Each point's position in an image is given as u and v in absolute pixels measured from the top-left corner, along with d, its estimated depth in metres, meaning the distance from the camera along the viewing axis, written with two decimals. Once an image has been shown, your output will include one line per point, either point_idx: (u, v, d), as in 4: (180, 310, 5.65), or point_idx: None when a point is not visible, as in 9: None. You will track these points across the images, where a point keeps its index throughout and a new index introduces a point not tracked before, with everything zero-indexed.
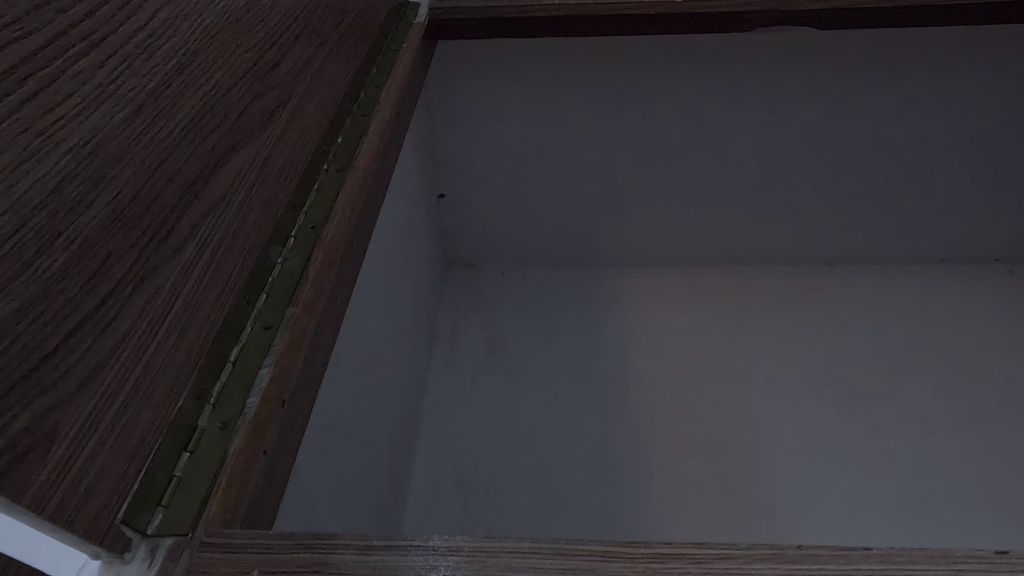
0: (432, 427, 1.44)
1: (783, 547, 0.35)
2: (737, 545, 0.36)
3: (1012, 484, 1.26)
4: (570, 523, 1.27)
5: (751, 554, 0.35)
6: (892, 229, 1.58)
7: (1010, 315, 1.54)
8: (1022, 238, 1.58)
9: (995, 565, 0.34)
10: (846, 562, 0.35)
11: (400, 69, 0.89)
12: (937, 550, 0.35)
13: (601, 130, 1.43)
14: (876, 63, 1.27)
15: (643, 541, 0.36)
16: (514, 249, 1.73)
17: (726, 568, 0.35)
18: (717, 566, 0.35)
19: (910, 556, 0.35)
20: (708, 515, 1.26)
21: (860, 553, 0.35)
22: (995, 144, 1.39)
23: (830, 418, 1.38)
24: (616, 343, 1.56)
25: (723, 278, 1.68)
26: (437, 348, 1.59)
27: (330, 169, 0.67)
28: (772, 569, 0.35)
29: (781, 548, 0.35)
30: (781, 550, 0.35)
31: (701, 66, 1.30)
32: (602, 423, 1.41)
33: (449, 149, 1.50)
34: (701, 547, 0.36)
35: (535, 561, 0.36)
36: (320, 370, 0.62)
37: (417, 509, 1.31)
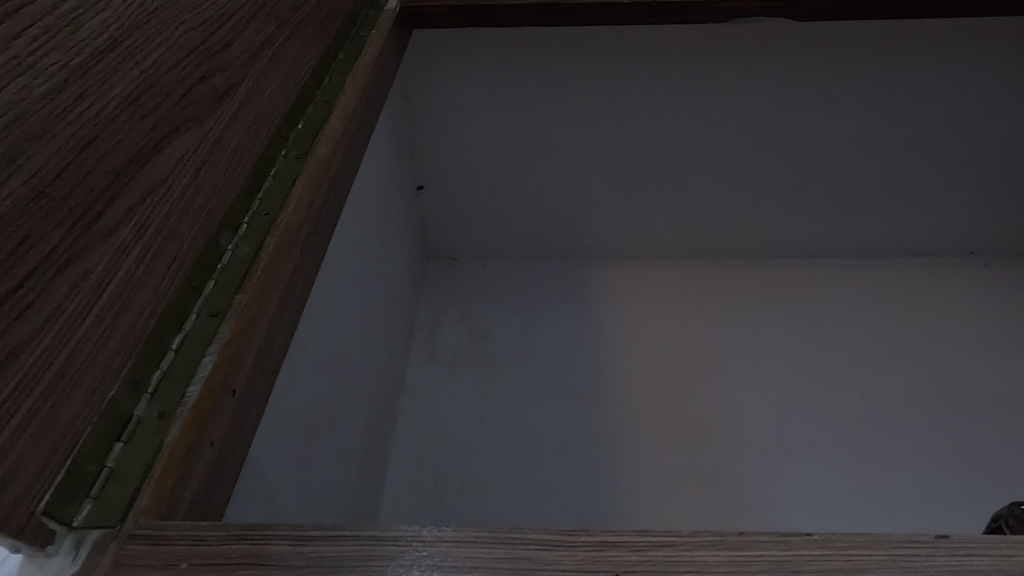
0: (409, 420, 1.43)
1: (725, 534, 0.35)
2: (680, 533, 0.35)
3: (983, 474, 1.28)
4: (547, 516, 1.26)
5: (692, 541, 0.35)
6: (869, 223, 1.59)
7: (984, 308, 1.55)
8: (996, 231, 1.59)
9: (935, 549, 0.34)
10: (787, 549, 0.34)
11: (368, 55, 0.87)
12: (878, 536, 0.34)
13: (579, 122, 1.42)
14: (850, 54, 1.27)
15: (585, 530, 0.35)
16: (495, 242, 1.71)
17: (667, 556, 0.34)
18: (659, 554, 0.34)
19: (852, 542, 0.34)
20: (685, 507, 1.26)
21: (801, 539, 0.34)
22: (969, 138, 1.40)
23: (807, 410, 1.39)
24: (596, 336, 1.55)
25: (704, 271, 1.68)
26: (416, 340, 1.58)
27: (288, 155, 0.66)
28: (715, 556, 0.34)
29: (723, 535, 0.35)
30: (722, 537, 0.34)
31: (678, 57, 1.30)
32: (580, 415, 1.41)
33: (427, 140, 1.49)
34: (644, 535, 0.35)
35: (474, 551, 0.35)
36: (279, 359, 0.61)
37: (394, 504, 1.30)
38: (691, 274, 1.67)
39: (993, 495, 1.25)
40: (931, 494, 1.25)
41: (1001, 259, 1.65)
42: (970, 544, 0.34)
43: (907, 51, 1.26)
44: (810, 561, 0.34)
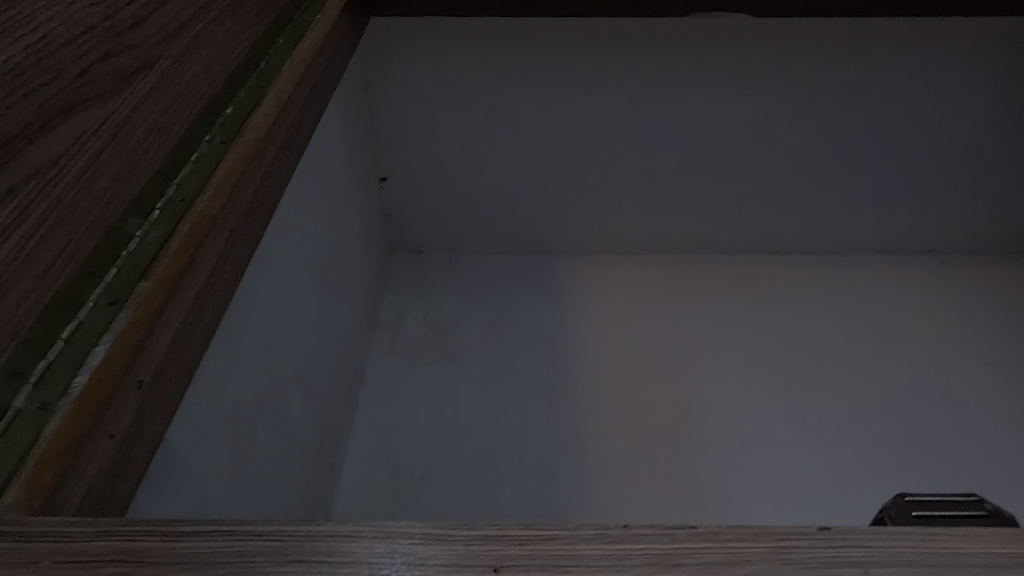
0: (367, 413, 1.40)
1: (608, 527, 0.34)
2: (563, 526, 0.34)
3: (941, 467, 1.27)
4: (504, 510, 1.24)
5: (575, 535, 0.34)
6: (831, 220, 1.60)
7: (941, 304, 1.56)
8: (954, 230, 1.61)
9: (815, 541, 0.34)
10: (669, 541, 0.34)
11: (311, 40, 0.85)
12: (761, 528, 0.34)
13: (542, 114, 1.41)
14: (806, 51, 1.29)
15: (468, 523, 0.35)
16: (460, 236, 1.70)
17: (549, 550, 0.34)
18: (540, 547, 0.34)
19: (735, 534, 0.34)
20: (643, 501, 1.24)
21: (685, 531, 0.34)
22: (925, 136, 1.41)
23: (767, 405, 1.38)
24: (559, 330, 1.54)
25: (670, 266, 1.68)
26: (378, 334, 1.56)
27: (212, 140, 0.64)
28: (596, 550, 0.33)
29: (608, 528, 0.34)
30: (606, 530, 0.34)
31: (639, 51, 1.30)
32: (540, 409, 1.39)
33: (389, 130, 1.47)
34: (527, 529, 0.35)
35: (353, 545, 0.34)
36: (201, 350, 0.59)
37: (348, 499, 1.27)
38: (655, 269, 1.67)
39: (947, 488, 1.24)
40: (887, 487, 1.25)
41: (960, 257, 1.67)
42: (851, 536, 0.34)
43: (862, 49, 1.28)
44: (692, 555, 0.33)
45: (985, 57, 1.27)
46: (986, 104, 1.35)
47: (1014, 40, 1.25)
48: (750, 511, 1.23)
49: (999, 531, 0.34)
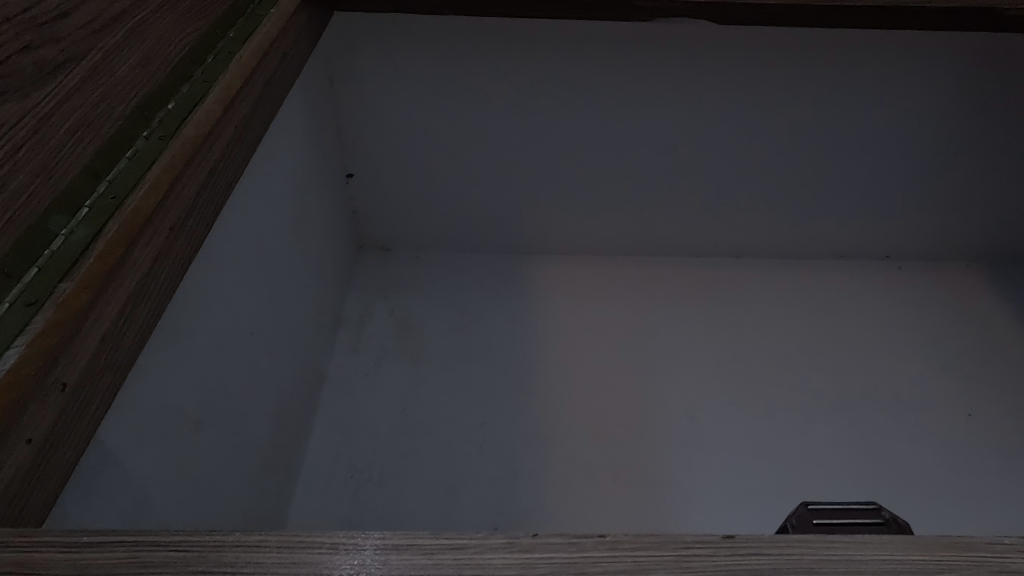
0: (328, 412, 1.39)
1: (517, 537, 0.38)
2: (474, 536, 0.38)
3: (896, 471, 1.28)
4: (463, 512, 1.23)
5: (485, 544, 0.38)
6: (794, 226, 1.63)
7: (897, 309, 1.60)
8: (911, 238, 1.65)
9: (718, 548, 0.37)
10: (575, 550, 0.37)
11: (263, 34, 0.83)
12: (666, 538, 0.38)
13: (508, 114, 1.39)
14: (768, 56, 1.28)
15: (380, 532, 0.38)
16: (427, 234, 1.69)
17: (456, 559, 0.37)
18: (447, 556, 0.37)
19: (639, 543, 0.38)
20: (607, 506, 1.23)
21: (592, 541, 0.37)
22: (884, 147, 1.43)
23: (726, 407, 1.39)
24: (523, 331, 1.54)
25: (636, 268, 1.69)
26: (342, 332, 1.54)
27: (150, 136, 0.63)
28: (504, 559, 0.37)
29: (517, 538, 0.38)
30: (514, 540, 0.37)
31: (605, 55, 1.29)
32: (503, 410, 1.38)
33: (354, 126, 1.45)
34: (438, 539, 0.38)
35: (258, 555, 0.37)
36: (136, 350, 0.58)
37: (304, 500, 1.25)
38: (621, 271, 1.68)
39: (898, 491, 1.25)
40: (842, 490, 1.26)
41: (914, 263, 1.71)
42: (749, 544, 0.37)
43: (828, 61, 1.28)
44: (597, 561, 0.37)
45: (943, 71, 1.29)
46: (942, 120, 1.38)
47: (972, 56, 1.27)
48: (707, 513, 1.23)
49: (897, 540, 0.38)
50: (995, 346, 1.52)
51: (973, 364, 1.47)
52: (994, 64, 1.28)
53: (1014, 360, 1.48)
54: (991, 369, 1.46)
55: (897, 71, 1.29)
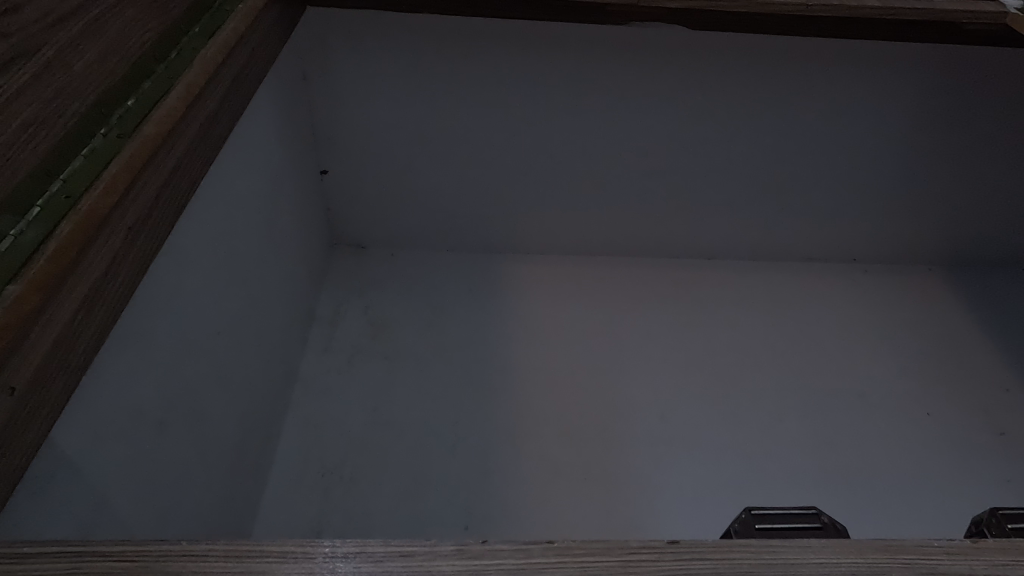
0: (299, 412, 1.37)
1: (466, 545, 0.41)
2: (425, 544, 0.41)
3: (854, 468, 1.32)
4: (434, 511, 1.23)
5: (435, 551, 0.41)
6: (765, 229, 1.65)
7: (861, 310, 1.64)
8: (878, 242, 1.69)
9: (661, 553, 0.42)
10: (523, 556, 0.41)
11: (229, 31, 0.82)
12: (612, 545, 0.42)
13: (485, 114, 1.39)
14: (743, 62, 1.27)
15: (328, 542, 0.42)
16: (402, 232, 1.68)
17: (407, 564, 0.41)
18: (397, 562, 0.41)
19: (586, 550, 0.41)
20: (577, 507, 1.24)
21: (539, 548, 0.41)
22: (855, 156, 1.45)
23: (695, 406, 1.41)
24: (497, 331, 1.54)
25: (611, 269, 1.70)
26: (314, 330, 1.53)
27: (107, 135, 0.62)
28: (452, 566, 0.41)
29: (467, 546, 0.42)
30: (462, 548, 0.41)
31: (581, 57, 1.29)
32: (476, 410, 1.39)
33: (329, 123, 1.44)
34: (386, 547, 0.42)
35: (206, 557, 0.40)
36: (92, 352, 0.57)
37: (274, 500, 1.24)
38: (594, 271, 1.70)
39: (857, 487, 1.29)
40: (806, 491, 1.28)
41: (880, 267, 1.75)
42: (693, 549, 0.42)
43: (802, 70, 1.28)
44: (540, 566, 0.41)
45: (913, 84, 1.31)
46: (909, 132, 1.40)
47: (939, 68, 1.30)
48: (675, 511, 1.24)
49: (833, 542, 0.43)
50: (954, 349, 1.56)
51: (931, 364, 1.52)
52: (962, 81, 1.29)
53: (970, 361, 1.53)
54: (948, 370, 1.51)
55: (870, 79, 1.30)
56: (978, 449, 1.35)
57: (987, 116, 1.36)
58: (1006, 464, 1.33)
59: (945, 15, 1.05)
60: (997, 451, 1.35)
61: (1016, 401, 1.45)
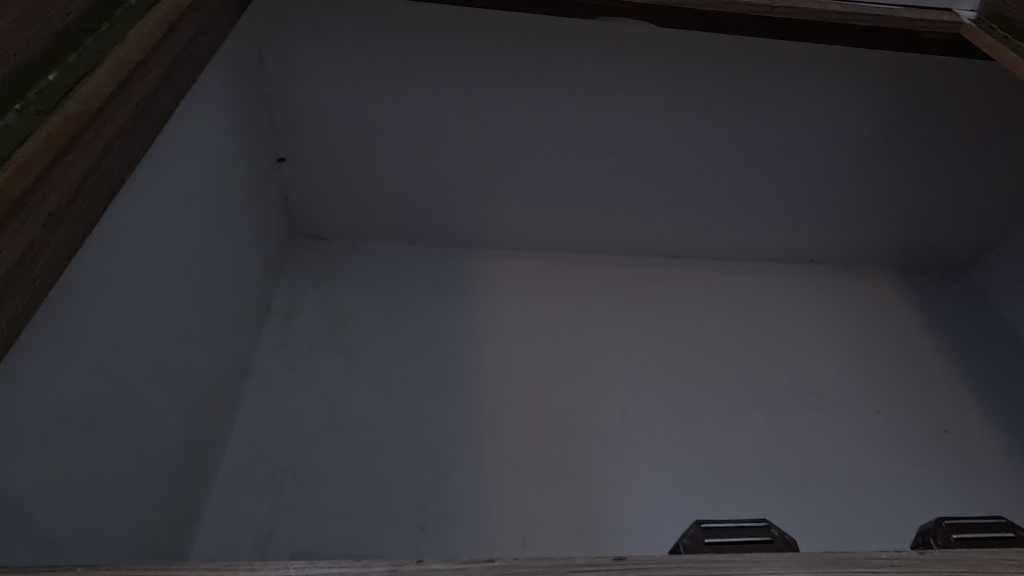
0: (251, 409, 1.32)
1: (400, 562, 0.44)
2: (353, 563, 0.45)
3: (806, 467, 1.34)
4: (390, 512, 1.20)
5: (363, 569, 0.44)
6: (729, 229, 1.67)
7: (818, 311, 1.68)
8: (836, 243, 1.73)
9: (602, 566, 0.44)
10: (460, 572, 0.44)
11: (168, 7, 0.77)
12: (558, 561, 0.44)
13: (451, 105, 1.35)
14: (710, 63, 1.27)
15: None
16: (363, 223, 1.63)
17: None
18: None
19: (525, 564, 0.44)
20: (536, 506, 1.22)
21: (477, 566, 0.44)
22: (816, 159, 1.47)
23: (657, 405, 1.41)
24: (461, 326, 1.52)
25: (577, 266, 1.70)
26: (270, 324, 1.47)
27: (24, 110, 0.56)
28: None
29: (400, 563, 0.45)
30: (395, 565, 0.44)
31: (548, 52, 1.26)
32: (436, 407, 1.36)
33: (286, 108, 1.38)
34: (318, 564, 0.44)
35: None
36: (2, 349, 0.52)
37: (222, 501, 1.19)
38: (560, 268, 1.68)
39: (809, 483, 1.31)
40: (763, 489, 1.29)
41: (837, 268, 1.79)
42: (641, 565, 0.43)
43: (767, 73, 1.29)
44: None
45: (874, 90, 1.32)
46: (869, 138, 1.42)
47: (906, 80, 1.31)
48: (635, 510, 1.24)
49: (786, 555, 0.44)
50: (905, 349, 1.61)
51: (882, 365, 1.57)
52: (919, 89, 1.32)
53: (919, 362, 1.59)
54: (898, 369, 1.56)
55: (834, 85, 1.31)
56: (925, 448, 1.40)
57: (942, 124, 1.39)
58: (949, 461, 1.38)
59: (905, 24, 1.07)
60: (942, 449, 1.40)
61: (960, 400, 1.51)
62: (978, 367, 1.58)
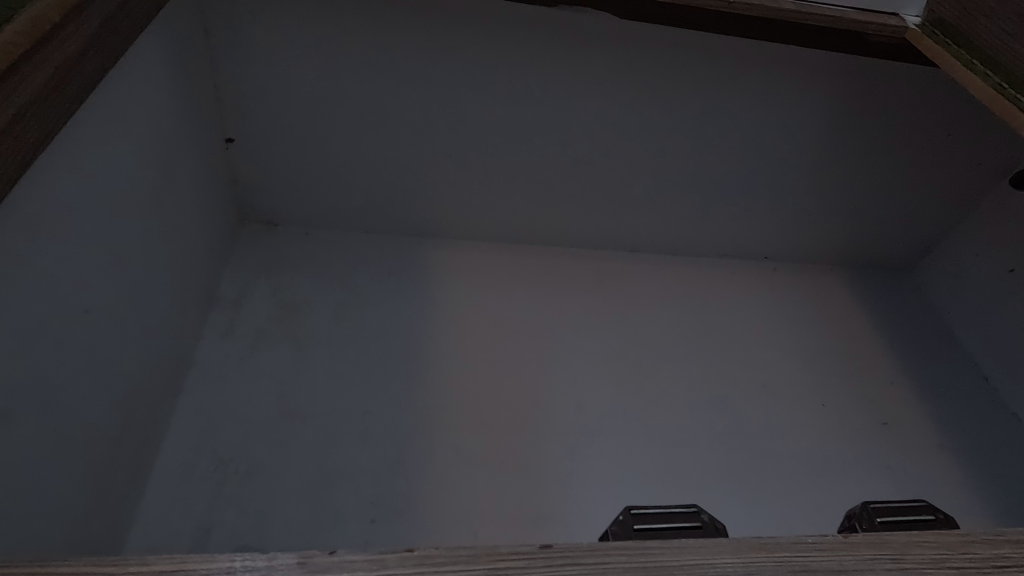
0: (193, 399, 1.26)
1: (312, 555, 0.43)
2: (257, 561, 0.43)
3: (754, 458, 1.37)
4: (338, 506, 1.17)
5: (270, 565, 0.43)
6: (686, 225, 1.69)
7: (769, 306, 1.72)
8: (788, 241, 1.77)
9: (529, 559, 0.44)
10: (378, 565, 0.43)
11: None
12: (480, 551, 0.44)
13: (409, 90, 1.32)
14: (669, 57, 1.28)
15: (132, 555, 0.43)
16: (317, 210, 1.58)
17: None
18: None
19: (449, 557, 0.44)
20: (489, 498, 1.21)
21: (398, 557, 0.43)
22: (771, 157, 1.50)
23: (611, 396, 1.42)
24: (416, 317, 1.49)
25: (537, 257, 1.69)
26: (216, 312, 1.41)
27: None
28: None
29: (313, 556, 0.43)
30: (304, 559, 0.43)
31: (508, 39, 1.24)
32: (390, 397, 1.33)
33: (234, 86, 1.32)
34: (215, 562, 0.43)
35: None
36: None
37: (157, 496, 1.13)
38: (519, 260, 1.67)
39: (758, 474, 1.34)
40: (712, 479, 1.32)
41: (789, 265, 1.84)
42: (567, 554, 0.44)
43: (724, 71, 1.30)
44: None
45: (826, 91, 1.35)
46: (820, 139, 1.46)
47: (857, 84, 1.35)
48: (586, 499, 1.25)
49: (708, 542, 0.46)
50: (848, 344, 1.67)
51: (828, 359, 1.62)
52: (868, 91, 1.36)
53: (862, 356, 1.65)
54: (842, 363, 1.62)
55: (787, 85, 1.34)
56: (865, 439, 1.46)
57: (887, 126, 1.44)
58: (887, 451, 1.44)
59: (853, 26, 1.10)
60: (880, 439, 1.46)
61: (898, 393, 1.58)
62: (916, 362, 1.66)
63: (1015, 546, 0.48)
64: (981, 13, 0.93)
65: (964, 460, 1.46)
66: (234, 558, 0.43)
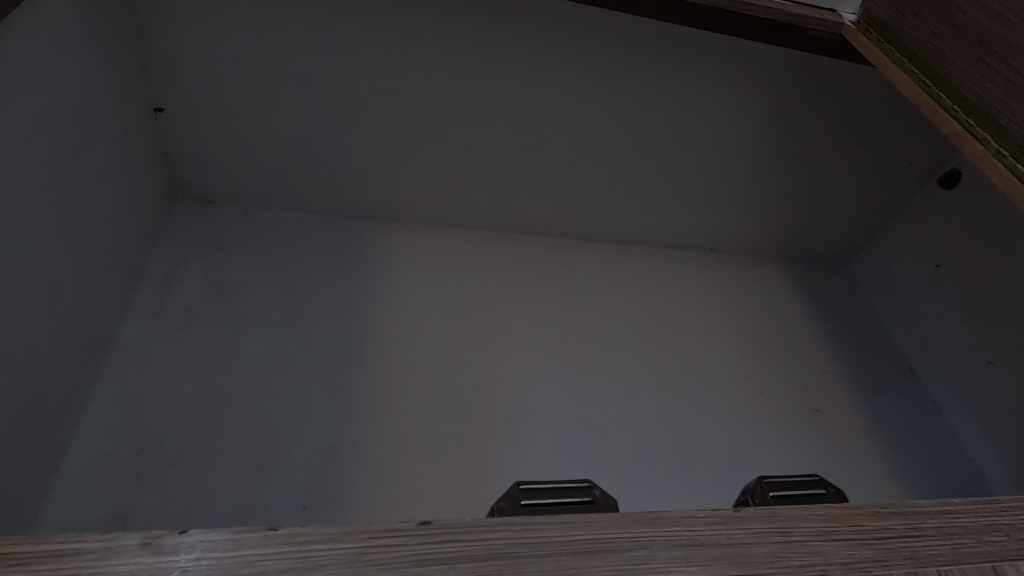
0: (111, 382, 1.18)
1: (162, 535, 0.41)
2: (94, 541, 0.40)
3: (692, 444, 1.40)
4: (268, 492, 1.12)
5: (111, 547, 0.40)
6: (633, 215, 1.70)
7: (712, 296, 1.76)
8: (732, 233, 1.81)
9: (408, 535, 0.44)
10: (238, 547, 0.42)
11: None
12: (352, 529, 0.43)
13: (350, 65, 1.28)
14: (616, 45, 1.27)
15: None
16: (255, 188, 1.51)
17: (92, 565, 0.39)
18: (69, 563, 0.39)
19: (319, 536, 0.43)
20: (427, 484, 1.19)
21: (261, 537, 0.42)
22: (715, 150, 1.52)
23: (555, 382, 1.42)
24: (359, 300, 1.45)
25: (485, 243, 1.67)
26: (141, 291, 1.33)
27: None
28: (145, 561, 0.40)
29: (162, 535, 0.42)
30: (150, 541, 0.41)
31: (453, 18, 1.21)
32: (327, 382, 1.29)
33: (161, 53, 1.24)
34: (58, 549, 0.40)
35: None
36: None
37: (67, 485, 1.05)
38: (467, 245, 1.65)
39: (695, 458, 1.37)
40: (651, 465, 1.34)
41: (732, 257, 1.89)
42: (448, 531, 0.44)
43: (670, 61, 1.31)
44: (262, 558, 0.41)
45: (767, 85, 1.38)
46: (763, 133, 1.49)
47: (798, 80, 1.38)
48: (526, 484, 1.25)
49: (595, 518, 0.47)
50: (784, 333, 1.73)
51: (766, 348, 1.67)
52: (807, 88, 1.40)
53: (798, 345, 1.71)
54: (779, 352, 1.67)
55: (730, 78, 1.36)
56: (798, 424, 1.51)
57: (824, 124, 1.49)
58: (818, 436, 1.50)
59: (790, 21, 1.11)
60: (812, 425, 1.52)
61: (830, 381, 1.64)
62: (848, 352, 1.73)
63: (898, 518, 0.50)
64: (908, 12, 0.96)
65: (888, 444, 1.53)
66: (70, 539, 0.40)
